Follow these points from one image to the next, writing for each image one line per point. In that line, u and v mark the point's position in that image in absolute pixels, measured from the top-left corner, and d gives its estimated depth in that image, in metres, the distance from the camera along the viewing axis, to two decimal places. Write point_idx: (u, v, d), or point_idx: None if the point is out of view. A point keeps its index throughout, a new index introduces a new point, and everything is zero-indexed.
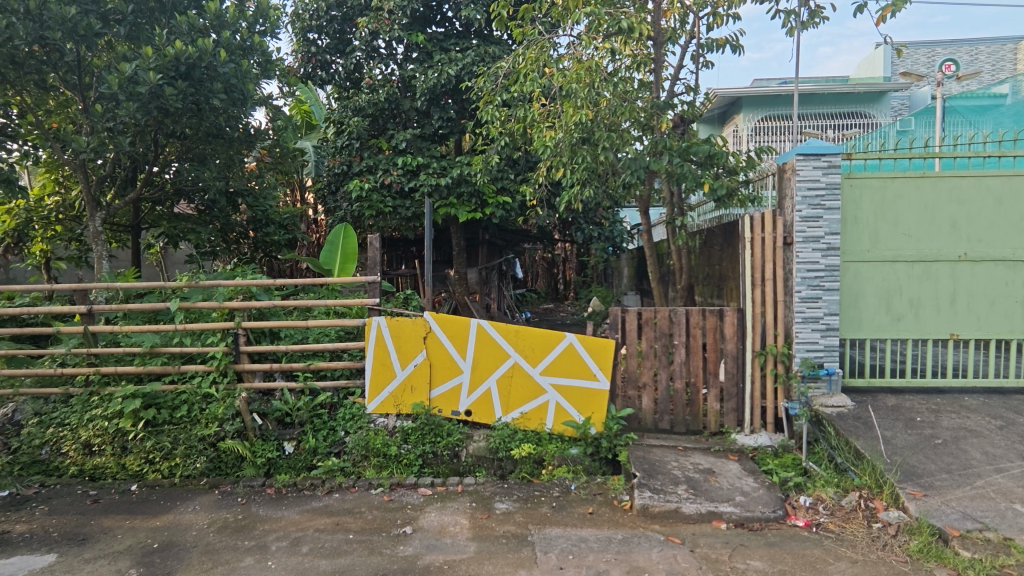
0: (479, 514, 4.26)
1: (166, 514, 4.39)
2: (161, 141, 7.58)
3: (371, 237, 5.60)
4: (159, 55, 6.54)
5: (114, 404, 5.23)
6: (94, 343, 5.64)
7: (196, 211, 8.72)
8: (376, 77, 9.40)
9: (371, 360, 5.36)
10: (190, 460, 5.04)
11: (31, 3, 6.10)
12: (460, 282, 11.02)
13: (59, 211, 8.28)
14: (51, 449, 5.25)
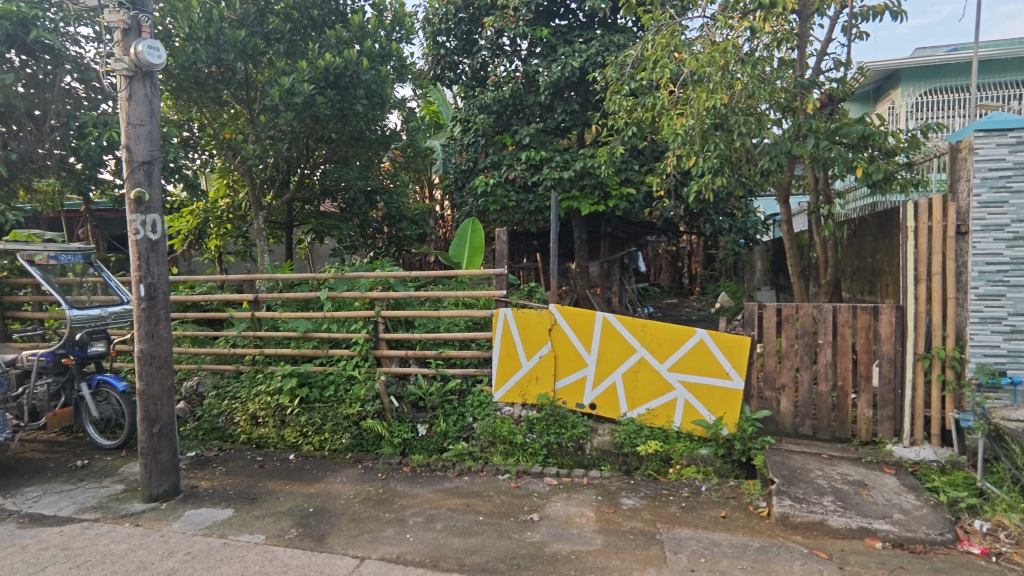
0: (605, 507, 4.25)
1: (319, 482, 4.87)
2: (312, 146, 8.36)
3: (499, 231, 5.76)
4: (312, 67, 7.23)
5: (276, 382, 5.86)
6: (259, 327, 6.38)
7: (339, 209, 9.49)
8: (501, 74, 9.62)
9: (497, 350, 5.52)
10: (337, 435, 5.51)
11: (211, 30, 7.02)
12: (581, 275, 11.01)
13: (229, 211, 9.45)
14: (226, 418, 6.00)
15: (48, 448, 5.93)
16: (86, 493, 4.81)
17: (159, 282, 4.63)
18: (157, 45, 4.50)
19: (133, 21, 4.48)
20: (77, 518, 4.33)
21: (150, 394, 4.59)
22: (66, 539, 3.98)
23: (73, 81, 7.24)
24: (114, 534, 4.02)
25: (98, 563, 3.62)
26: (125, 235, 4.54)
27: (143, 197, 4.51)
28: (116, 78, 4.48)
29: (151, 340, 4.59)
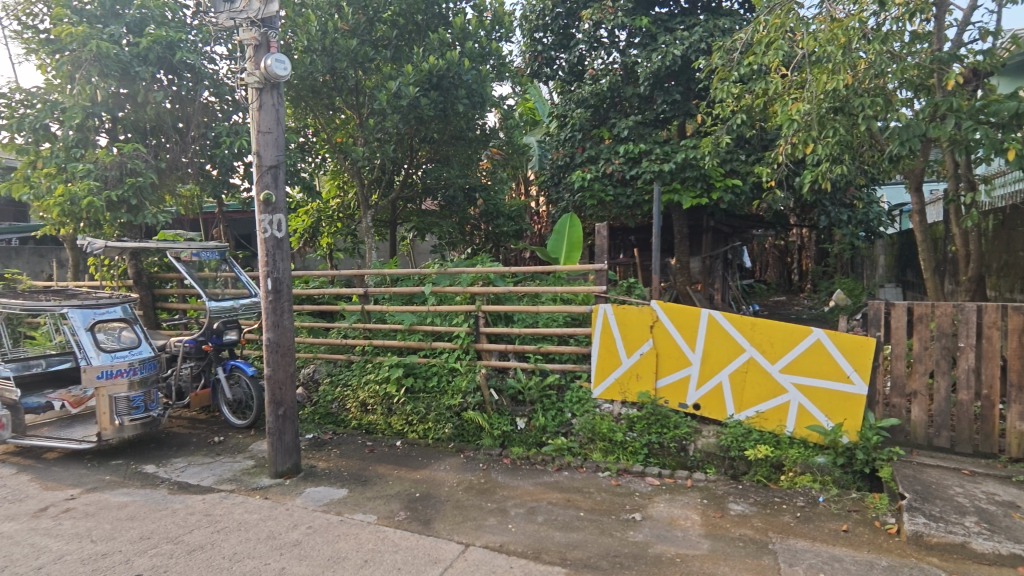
0: (712, 512, 4.09)
1: (424, 469, 5.09)
2: (415, 146, 8.71)
3: (599, 226, 5.70)
4: (417, 70, 7.54)
5: (384, 371, 6.18)
6: (368, 319, 6.77)
7: (439, 207, 9.81)
8: (599, 67, 9.49)
9: (596, 346, 5.47)
10: (440, 425, 5.71)
11: (326, 41, 7.49)
12: (681, 271, 10.64)
13: (339, 211, 10.07)
14: (339, 404, 6.41)
15: (190, 425, 6.66)
16: (223, 466, 5.34)
17: (283, 276, 5.03)
18: (283, 58, 4.87)
19: (263, 38, 4.90)
20: (216, 488, 4.83)
21: (276, 378, 5.00)
22: (207, 506, 4.45)
23: (209, 96, 8.03)
24: (248, 505, 4.44)
25: (235, 530, 4.02)
26: (255, 234, 4.97)
27: (271, 198, 4.91)
28: (248, 90, 4.93)
29: (277, 329, 4.99)
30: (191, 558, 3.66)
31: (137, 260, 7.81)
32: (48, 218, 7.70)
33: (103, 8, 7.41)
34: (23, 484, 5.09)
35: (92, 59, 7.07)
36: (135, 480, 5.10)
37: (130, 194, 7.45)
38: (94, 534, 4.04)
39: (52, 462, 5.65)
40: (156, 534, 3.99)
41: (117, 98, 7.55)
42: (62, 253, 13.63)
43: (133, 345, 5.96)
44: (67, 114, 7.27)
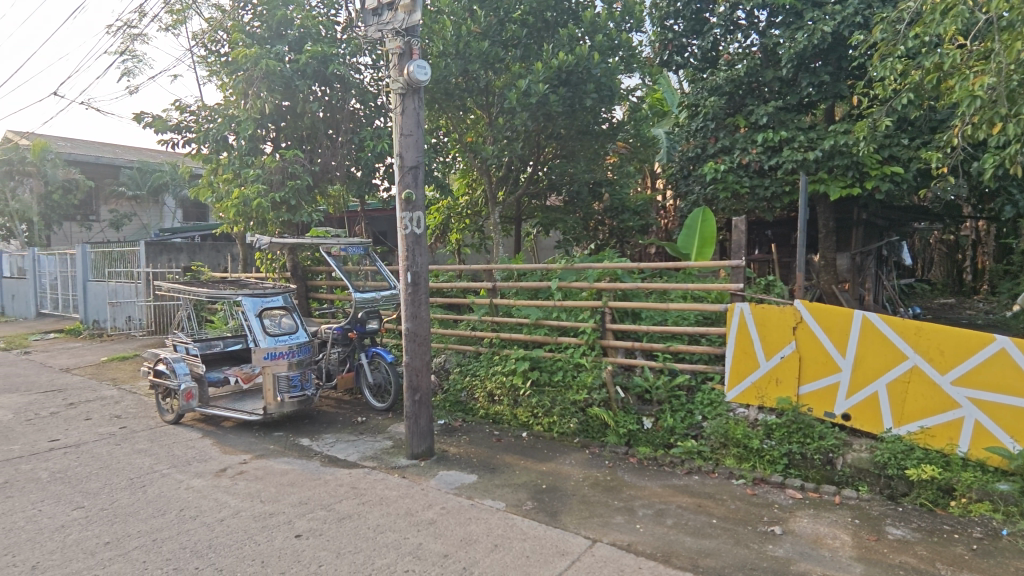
0: (865, 533, 3.72)
1: (550, 462, 5.16)
2: (543, 142, 8.80)
3: (736, 220, 5.39)
4: (547, 68, 7.60)
5: (511, 363, 6.34)
6: (496, 313, 6.98)
7: (563, 203, 9.82)
8: (735, 51, 8.96)
9: (731, 347, 5.20)
10: (564, 419, 5.73)
11: (460, 44, 7.81)
12: (826, 269, 9.75)
13: (468, 209, 10.45)
14: (468, 394, 6.68)
15: (337, 405, 7.32)
16: (366, 444, 5.82)
17: (422, 269, 5.34)
18: (424, 64, 5.16)
19: (407, 46, 5.22)
20: (361, 464, 5.28)
21: (414, 365, 5.34)
22: (354, 480, 4.87)
23: (356, 104, 8.73)
24: (388, 482, 4.79)
25: (377, 504, 4.36)
26: (398, 230, 5.32)
27: (411, 197, 5.25)
28: (393, 96, 5.28)
29: (415, 320, 5.32)
30: (341, 525, 4.03)
31: (295, 255, 8.71)
32: (225, 218, 8.85)
33: (271, 30, 8.34)
34: (207, 446, 5.91)
35: (261, 76, 7.99)
36: (294, 451, 5.72)
37: (290, 196, 8.34)
38: (263, 495, 4.59)
39: (228, 430, 6.50)
40: (312, 500, 4.45)
41: (281, 110, 8.47)
42: (233, 248, 15.58)
43: (292, 331, 6.69)
44: (242, 126, 8.29)
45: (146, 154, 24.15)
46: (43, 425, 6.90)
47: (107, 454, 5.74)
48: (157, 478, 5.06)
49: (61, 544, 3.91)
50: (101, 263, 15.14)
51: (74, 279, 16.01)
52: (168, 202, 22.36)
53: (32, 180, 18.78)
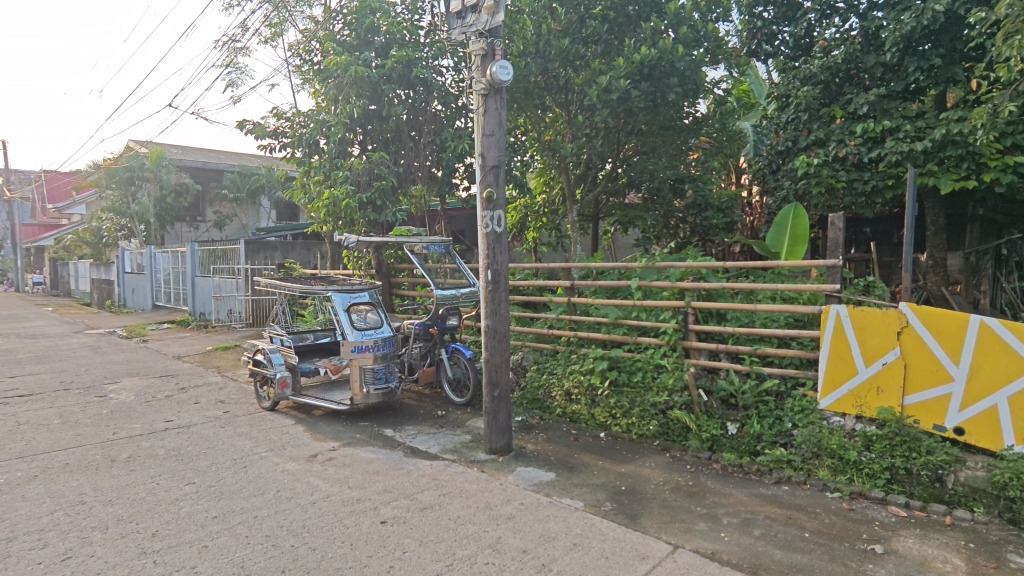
0: (981, 559, 3.39)
1: (629, 463, 5.08)
2: (623, 139, 8.64)
3: (834, 216, 5.05)
4: (628, 62, 7.46)
5: (588, 362, 6.29)
6: (574, 311, 6.95)
7: (643, 200, 9.60)
8: (832, 37, 8.41)
9: (826, 352, 4.86)
10: (644, 421, 5.65)
11: (540, 43, 7.81)
12: (934, 268, 8.96)
13: (545, 207, 10.44)
14: (545, 391, 6.69)
15: (419, 398, 7.56)
16: (446, 438, 5.98)
17: (502, 267, 5.41)
18: (506, 64, 5.21)
19: (489, 47, 5.30)
20: (441, 456, 5.42)
21: (493, 362, 5.41)
22: (435, 471, 5.02)
23: (438, 106, 8.95)
24: (468, 475, 4.90)
25: (458, 496, 4.47)
26: (478, 229, 5.41)
27: (492, 196, 5.32)
28: (475, 97, 5.38)
29: (495, 317, 5.39)
30: (424, 514, 4.16)
31: (379, 253, 9.07)
32: (316, 218, 9.35)
33: (359, 38, 8.70)
34: (300, 433, 6.29)
35: (351, 82, 8.39)
36: (378, 440, 5.96)
37: (376, 196, 8.69)
38: (350, 481, 4.83)
39: (318, 418, 6.88)
40: (396, 489, 4.63)
41: (368, 114, 8.84)
42: (322, 246, 16.43)
43: (377, 325, 6.96)
44: (332, 130, 8.73)
45: (247, 159, 25.93)
46: (159, 406, 7.59)
47: (213, 436, 6.23)
48: (257, 460, 5.44)
49: (176, 515, 4.29)
50: (207, 260, 16.44)
51: (184, 275, 17.48)
52: (264, 203, 23.87)
53: (149, 185, 20.73)
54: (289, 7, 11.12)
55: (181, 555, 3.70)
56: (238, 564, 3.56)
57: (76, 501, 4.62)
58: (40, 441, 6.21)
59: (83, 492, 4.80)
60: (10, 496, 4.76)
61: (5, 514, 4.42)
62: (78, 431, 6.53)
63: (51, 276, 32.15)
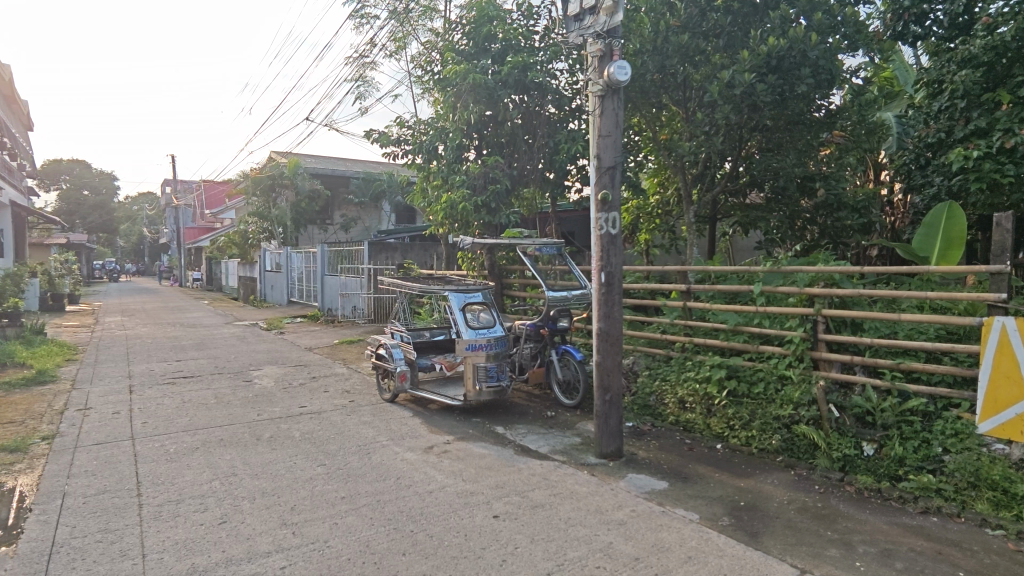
0: None
1: (749, 478, 4.81)
2: (745, 136, 8.18)
3: (1001, 216, 4.43)
4: (754, 55, 7.06)
5: (705, 370, 6.08)
6: (689, 316, 6.72)
7: (766, 200, 9.03)
8: (999, 12, 7.42)
9: (986, 371, 4.15)
10: (765, 435, 5.32)
11: (659, 40, 7.62)
12: None
13: (659, 208, 10.13)
14: (656, 398, 6.50)
15: (528, 398, 7.67)
16: (556, 439, 6.02)
17: (615, 269, 5.35)
18: (625, 64, 5.16)
19: (607, 48, 5.28)
20: (551, 457, 5.47)
21: (605, 365, 5.36)
22: (545, 471, 5.07)
23: (553, 109, 9.03)
24: (579, 477, 4.90)
25: (568, 497, 4.48)
26: (592, 231, 5.40)
27: (608, 198, 5.28)
28: (592, 99, 5.38)
29: (608, 320, 5.34)
30: (534, 512, 4.22)
31: (492, 254, 9.32)
32: (434, 221, 9.80)
33: (477, 46, 9.00)
34: (417, 425, 6.63)
35: (469, 90, 8.71)
36: (490, 437, 6.13)
37: (490, 199, 8.93)
38: (464, 475, 5.01)
39: (434, 412, 7.21)
40: (508, 485, 4.73)
41: (484, 119, 9.12)
42: (437, 247, 17.10)
43: (489, 325, 7.15)
44: (450, 137, 9.10)
45: (371, 166, 27.66)
46: (295, 393, 8.34)
47: (341, 422, 6.75)
48: (380, 448, 5.82)
49: (310, 492, 4.71)
50: (335, 260, 17.80)
51: (315, 273, 19.07)
52: (385, 207, 25.14)
53: (287, 191, 22.84)
54: (412, 21, 11.74)
55: (315, 529, 4.05)
56: (364, 542, 3.83)
57: (228, 473, 5.21)
58: (200, 418, 7.08)
59: (234, 465, 5.41)
60: (177, 464, 5.46)
61: (174, 479, 5.09)
62: (230, 411, 7.35)
63: (207, 273, 36.43)
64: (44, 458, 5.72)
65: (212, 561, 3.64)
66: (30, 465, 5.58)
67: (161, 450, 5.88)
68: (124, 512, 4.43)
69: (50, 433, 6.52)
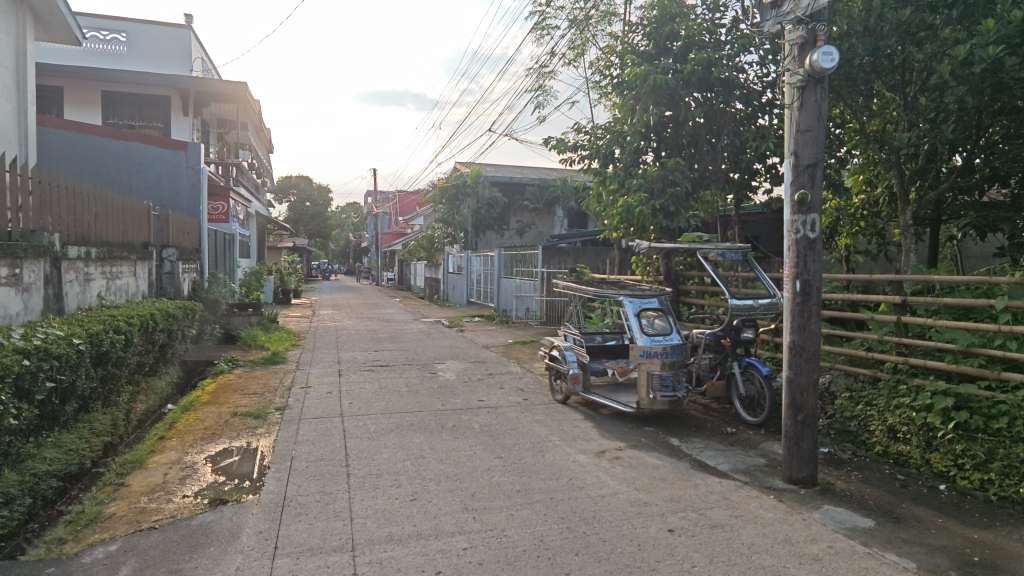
0: None
1: (985, 530, 4.03)
2: (986, 121, 6.87)
3: None
4: (1002, 23, 5.89)
5: (924, 397, 5.22)
6: (904, 333, 5.79)
7: (1011, 197, 7.67)
8: None
9: None
10: (1009, 481, 4.46)
11: (872, 18, 6.73)
12: None
13: (865, 208, 8.87)
14: (860, 423, 5.76)
15: (705, 411, 7.27)
16: (737, 457, 5.62)
17: (813, 278, 4.84)
18: (831, 49, 4.67)
19: (810, 33, 4.82)
20: (732, 476, 5.12)
21: (798, 383, 4.87)
22: (725, 490, 4.77)
23: (739, 105, 8.50)
24: (763, 502, 4.52)
25: (752, 521, 4.16)
26: (786, 234, 4.95)
27: (806, 198, 4.82)
28: (790, 91, 4.96)
29: (802, 333, 4.85)
30: (714, 532, 3.99)
31: (669, 259, 9.04)
32: (608, 225, 9.75)
33: (658, 46, 8.79)
34: (589, 428, 6.66)
35: (649, 91, 8.50)
36: (664, 448, 5.94)
37: (669, 202, 8.68)
38: (637, 483, 4.92)
39: (606, 417, 7.18)
40: (684, 500, 4.54)
41: (664, 120, 8.88)
42: (610, 252, 17.01)
43: (666, 331, 6.89)
44: (628, 140, 8.94)
45: (545, 172, 28.45)
46: (473, 387, 8.91)
47: (516, 419, 7.04)
48: (553, 447, 5.97)
49: (489, 482, 4.98)
50: (511, 263, 18.68)
51: (492, 275, 20.19)
52: (557, 212, 25.66)
53: (470, 199, 24.49)
54: (591, 27, 11.84)
55: (494, 517, 4.28)
56: (538, 536, 3.95)
57: (418, 455, 5.74)
58: (394, 403, 7.90)
59: (423, 449, 5.94)
60: (376, 443, 6.16)
61: (374, 455, 5.75)
62: (418, 399, 8.09)
63: (400, 274, 40.46)
64: (278, 426, 6.84)
65: (406, 533, 4.04)
66: (268, 430, 6.71)
67: (364, 429, 6.68)
68: (337, 479, 5.11)
69: (282, 405, 7.78)
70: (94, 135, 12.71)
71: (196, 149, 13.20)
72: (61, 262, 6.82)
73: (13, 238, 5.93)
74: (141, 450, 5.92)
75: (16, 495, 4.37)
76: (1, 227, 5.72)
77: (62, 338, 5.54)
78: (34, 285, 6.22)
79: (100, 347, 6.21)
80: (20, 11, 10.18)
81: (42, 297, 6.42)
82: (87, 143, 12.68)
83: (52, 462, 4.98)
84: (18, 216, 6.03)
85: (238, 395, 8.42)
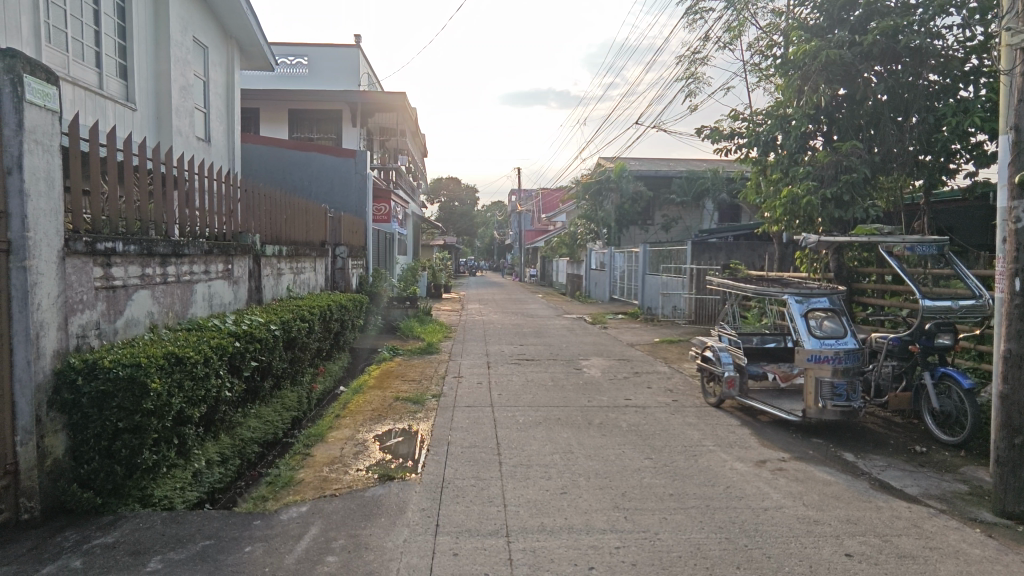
0: None
1: None
2: None
3: None
4: None
5: None
6: None
7: None
8: None
9: None
10: None
11: None
12: None
13: None
14: None
15: (887, 426, 6.44)
16: (930, 481, 4.90)
17: None
18: None
19: None
20: (923, 501, 4.48)
21: (1015, 400, 4.13)
22: (915, 517, 4.18)
23: (934, 77, 7.39)
24: (967, 535, 3.89)
25: (952, 556, 3.61)
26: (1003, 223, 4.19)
27: None
28: (1010, 53, 4.15)
29: (1021, 341, 4.09)
30: (903, 563, 3.52)
31: (840, 254, 8.17)
32: (769, 218, 9.00)
33: (831, 18, 7.94)
34: (747, 435, 6.22)
35: (821, 69, 7.65)
36: (837, 463, 5.36)
37: (844, 191, 7.80)
38: (806, 499, 4.50)
39: (765, 424, 6.66)
40: (863, 523, 4.06)
41: (836, 100, 7.98)
42: (768, 247, 15.80)
43: (839, 335, 6.21)
44: (794, 125, 8.16)
45: (694, 164, 27.23)
46: (619, 385, 8.78)
47: (665, 420, 6.80)
48: (707, 452, 5.67)
49: (639, 483, 4.87)
50: (656, 260, 18.17)
51: (637, 271, 19.80)
52: (707, 206, 24.06)
53: (614, 194, 24.20)
54: (749, 6, 11.01)
55: (647, 519, 4.18)
56: (695, 544, 3.78)
57: (567, 449, 5.79)
58: (540, 397, 8.05)
59: (571, 444, 5.99)
60: (525, 434, 6.33)
61: (525, 446, 5.91)
62: (564, 394, 8.16)
63: (542, 272, 41.09)
64: (435, 412, 7.30)
65: (557, 525, 4.10)
66: (426, 414, 7.24)
67: (514, 420, 6.90)
68: (490, 466, 5.34)
69: (438, 392, 8.34)
70: (283, 148, 14.55)
71: (363, 156, 14.54)
72: (261, 259, 7.89)
73: (227, 238, 7.00)
74: (321, 426, 6.66)
75: (229, 456, 5.16)
76: (217, 230, 6.77)
77: (263, 325, 6.43)
78: (241, 278, 7.28)
79: (290, 333, 7.13)
80: (229, 44, 11.99)
81: (247, 289, 7.50)
82: (278, 156, 14.56)
83: (254, 430, 5.81)
84: (229, 221, 7.10)
85: (399, 381, 9.14)
